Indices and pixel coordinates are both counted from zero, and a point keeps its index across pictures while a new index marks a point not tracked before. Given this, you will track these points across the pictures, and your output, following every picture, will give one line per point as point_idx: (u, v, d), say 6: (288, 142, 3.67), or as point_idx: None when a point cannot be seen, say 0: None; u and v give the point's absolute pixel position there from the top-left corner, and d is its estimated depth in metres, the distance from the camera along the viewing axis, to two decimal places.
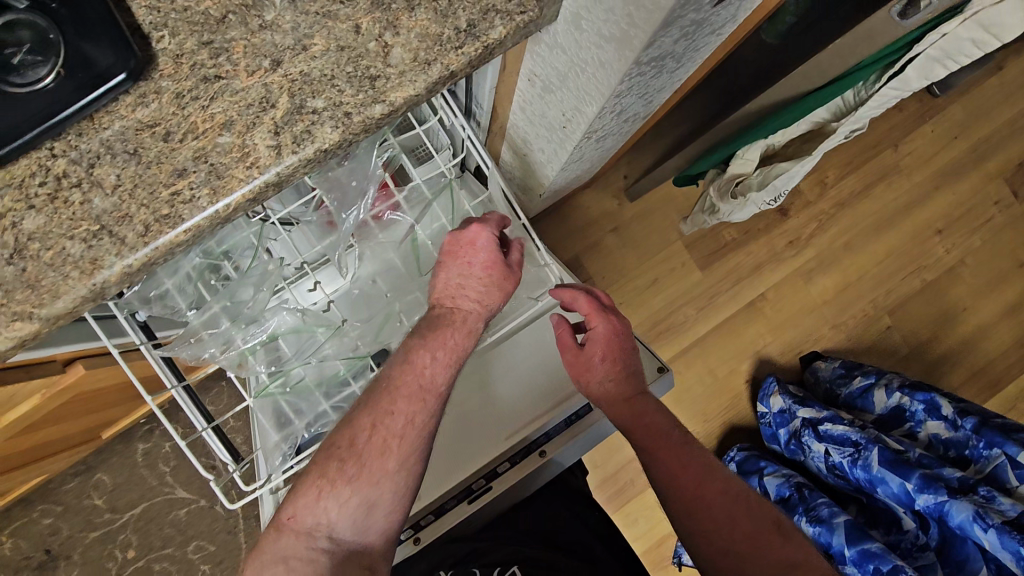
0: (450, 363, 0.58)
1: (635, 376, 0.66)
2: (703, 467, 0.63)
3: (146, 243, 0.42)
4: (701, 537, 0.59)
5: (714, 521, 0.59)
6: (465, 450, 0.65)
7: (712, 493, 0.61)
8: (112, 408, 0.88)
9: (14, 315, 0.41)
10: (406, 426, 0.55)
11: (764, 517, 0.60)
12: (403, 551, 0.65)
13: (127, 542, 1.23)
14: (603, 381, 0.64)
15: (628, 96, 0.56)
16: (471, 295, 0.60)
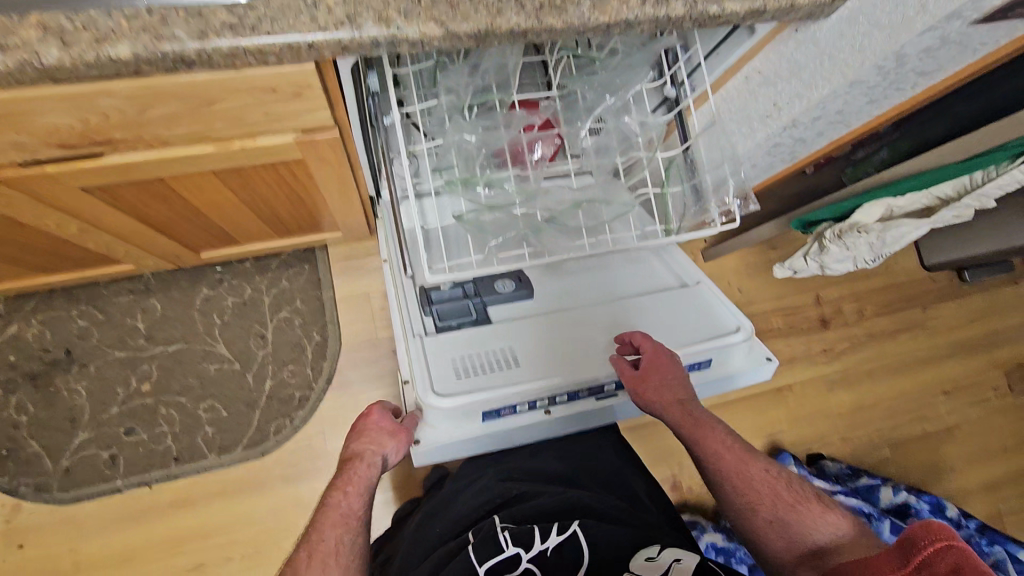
0: (359, 492, 0.71)
1: (682, 382, 0.81)
2: (739, 453, 0.77)
3: (537, 15, 0.56)
4: (748, 511, 0.73)
5: (755, 493, 0.74)
6: (595, 360, 0.85)
7: (753, 470, 0.76)
8: (262, 212, 0.96)
9: (430, 16, 0.53)
10: (337, 548, 0.65)
11: (801, 489, 0.74)
12: (535, 415, 0.84)
13: (146, 375, 1.21)
14: (657, 383, 0.79)
15: (846, 96, 0.73)
16: (368, 445, 0.76)
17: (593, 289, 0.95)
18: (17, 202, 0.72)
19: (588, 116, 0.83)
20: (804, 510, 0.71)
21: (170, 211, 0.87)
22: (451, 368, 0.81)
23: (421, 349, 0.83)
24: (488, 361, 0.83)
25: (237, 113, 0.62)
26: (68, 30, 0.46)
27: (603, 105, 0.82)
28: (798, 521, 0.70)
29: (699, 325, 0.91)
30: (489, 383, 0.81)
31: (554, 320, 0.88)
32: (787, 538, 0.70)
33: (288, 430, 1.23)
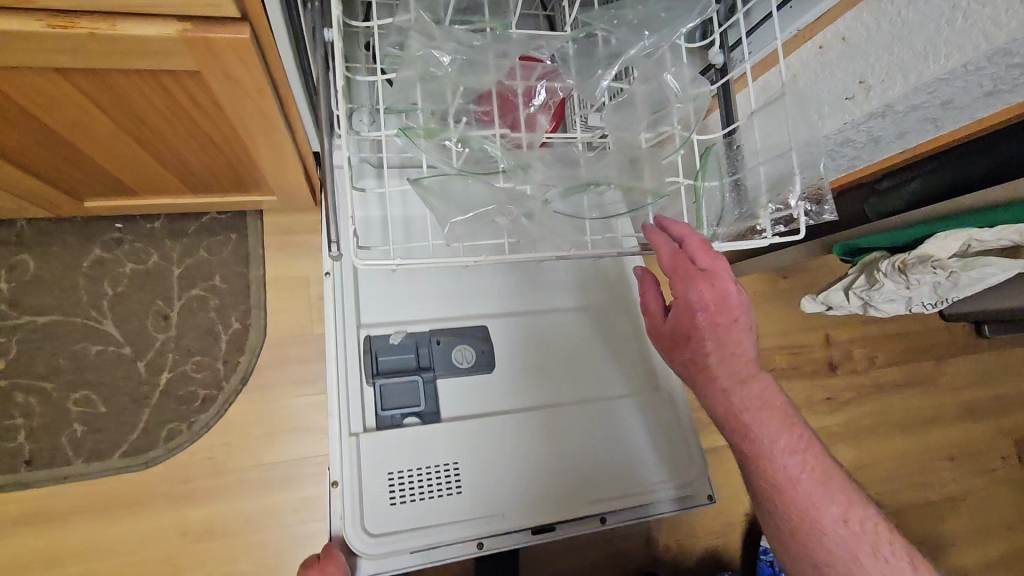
0: None
1: (723, 355, 0.59)
2: (813, 478, 0.62)
3: None
4: (799, 550, 0.62)
5: (814, 535, 0.61)
6: (535, 498, 0.81)
7: (822, 511, 0.61)
8: (158, 154, 0.71)
9: None
10: None
11: (875, 539, 0.60)
12: (466, 548, 0.78)
13: (4, 349, 0.94)
14: (687, 356, 0.60)
15: (972, 78, 0.53)
16: None
17: (556, 377, 0.89)
18: None
19: (612, 65, 0.61)
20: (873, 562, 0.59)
21: (14, 132, 0.62)
22: (387, 489, 0.77)
23: (357, 454, 0.77)
24: (427, 482, 0.78)
25: None
26: None
27: (634, 51, 0.60)
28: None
29: (652, 460, 0.85)
30: (421, 511, 0.77)
31: (504, 426, 0.83)
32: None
33: (182, 439, 0.98)
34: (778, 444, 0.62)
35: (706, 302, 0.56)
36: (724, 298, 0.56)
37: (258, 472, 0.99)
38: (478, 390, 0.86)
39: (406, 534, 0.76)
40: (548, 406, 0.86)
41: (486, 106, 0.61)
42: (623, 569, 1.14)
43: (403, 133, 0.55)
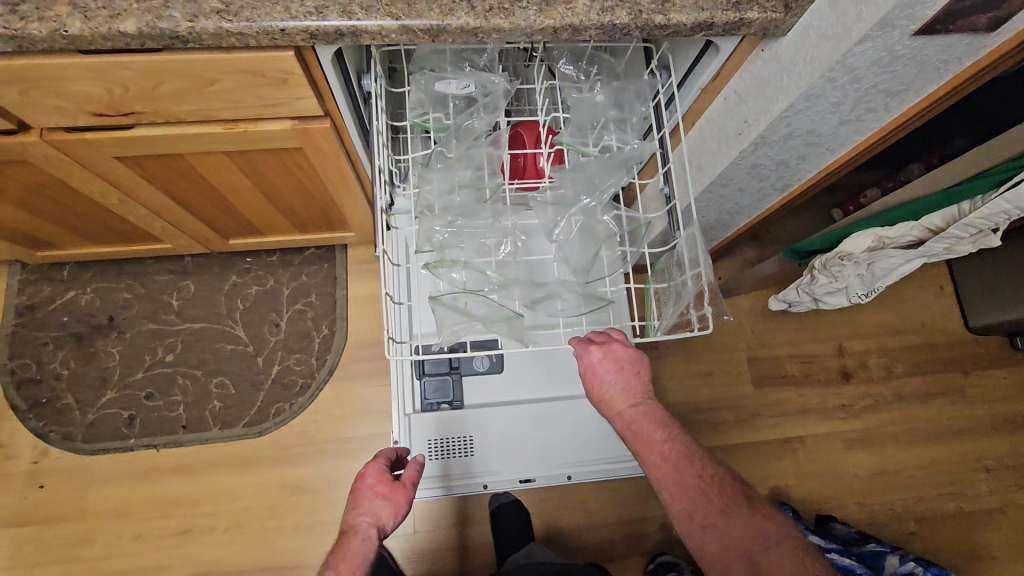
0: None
1: (626, 387, 0.80)
2: (682, 451, 0.75)
3: (486, 16, 0.62)
4: (682, 517, 0.72)
5: (688, 496, 0.72)
6: (524, 462, 1.17)
7: (691, 474, 0.73)
8: (275, 203, 1.07)
9: (389, 12, 0.61)
10: None
11: (734, 493, 0.73)
12: (475, 489, 1.18)
13: (171, 346, 1.32)
14: (600, 393, 0.80)
15: (808, 113, 0.73)
16: (363, 515, 0.77)
17: (548, 382, 1.19)
18: (67, 166, 0.85)
19: (567, 213, 0.82)
20: (740, 519, 0.70)
21: (193, 191, 0.99)
22: (427, 448, 1.15)
23: (407, 426, 1.14)
24: (454, 447, 1.16)
25: (235, 95, 0.72)
26: (90, 8, 0.57)
27: (581, 205, 0.82)
28: (731, 527, 0.70)
29: (606, 441, 1.20)
30: (449, 466, 1.16)
31: (504, 414, 1.17)
32: (717, 542, 0.70)
33: (286, 414, 1.30)
34: (654, 434, 0.76)
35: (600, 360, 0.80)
36: (614, 351, 0.81)
37: (338, 443, 1.29)
38: (491, 387, 1.18)
39: (438, 481, 1.16)
40: (538, 400, 1.18)
41: (486, 248, 0.81)
42: (639, 548, 1.30)
43: (426, 267, 0.78)
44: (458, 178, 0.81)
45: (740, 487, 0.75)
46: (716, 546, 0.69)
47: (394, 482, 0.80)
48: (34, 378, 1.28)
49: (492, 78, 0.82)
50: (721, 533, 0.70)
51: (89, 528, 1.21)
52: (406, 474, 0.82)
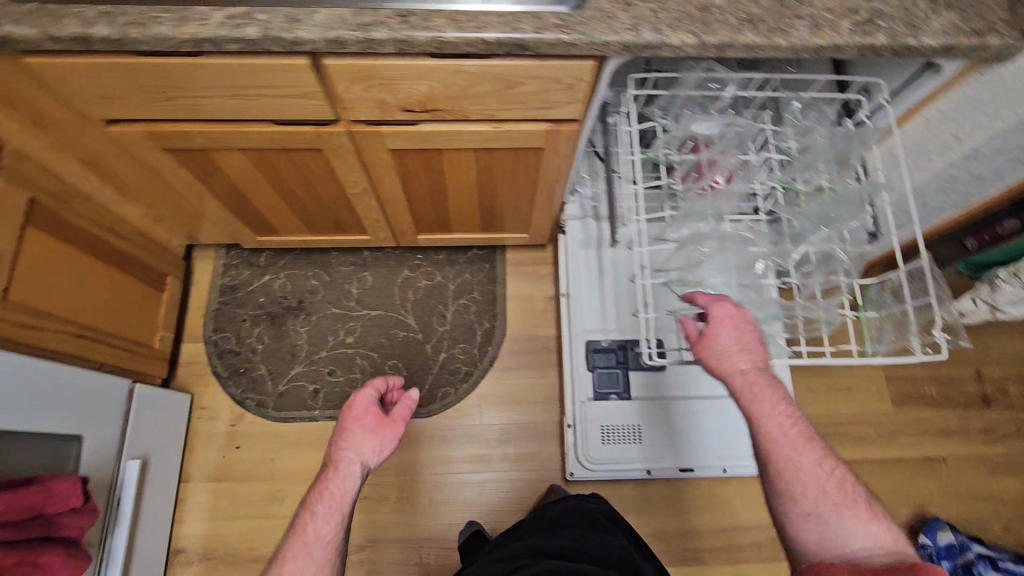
0: (326, 513, 0.83)
1: (750, 356, 0.82)
2: (801, 440, 0.79)
3: (767, 36, 0.74)
4: (787, 496, 0.78)
5: (804, 488, 0.77)
6: (686, 452, 1.24)
7: (810, 465, 0.77)
8: (482, 199, 1.21)
9: (690, 31, 0.74)
10: (319, 534, 0.82)
11: (850, 490, 0.77)
12: (639, 473, 1.24)
13: (351, 330, 1.46)
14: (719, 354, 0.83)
15: None
16: (349, 451, 0.90)
17: (710, 379, 1.25)
18: (348, 155, 1.00)
19: (799, 242, 0.93)
20: (850, 515, 0.75)
21: (425, 184, 1.13)
22: (597, 431, 1.24)
23: (580, 411, 1.24)
24: (622, 432, 1.24)
25: (523, 98, 0.86)
26: (462, 20, 0.72)
27: (815, 235, 0.92)
28: (841, 524, 0.75)
29: None
30: (617, 450, 1.23)
31: (669, 405, 1.24)
32: (817, 531, 0.76)
33: (452, 398, 1.42)
34: (773, 411, 0.80)
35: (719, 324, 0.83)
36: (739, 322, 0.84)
37: (497, 429, 1.41)
38: (657, 381, 1.25)
39: (604, 463, 1.24)
40: (702, 395, 1.25)
41: (722, 266, 0.93)
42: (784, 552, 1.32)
43: (669, 285, 0.90)
44: (697, 211, 0.93)
45: (854, 485, 0.78)
46: (813, 528, 0.76)
47: (381, 419, 0.95)
48: (234, 349, 1.43)
49: (738, 123, 0.93)
50: (828, 525, 0.75)
51: (277, 489, 1.33)
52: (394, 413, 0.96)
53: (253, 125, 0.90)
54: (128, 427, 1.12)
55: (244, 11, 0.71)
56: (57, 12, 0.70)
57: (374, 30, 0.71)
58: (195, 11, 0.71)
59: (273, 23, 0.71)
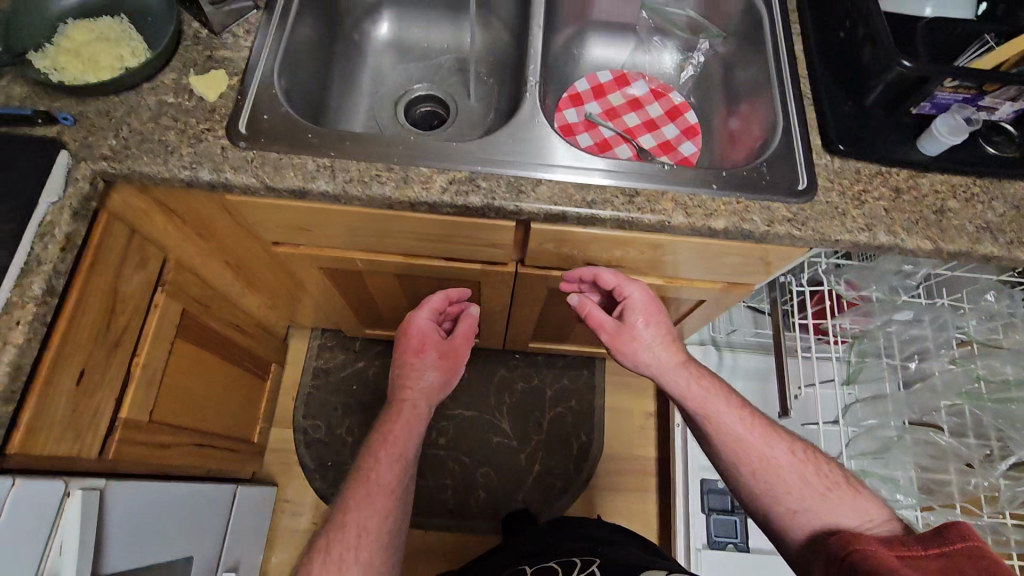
0: (389, 460, 0.78)
1: (671, 338, 0.81)
2: (760, 434, 0.77)
3: (1008, 248, 0.70)
4: (769, 496, 0.75)
5: (786, 485, 0.74)
6: None
7: (776, 454, 0.76)
8: None
9: (927, 237, 0.70)
10: (385, 477, 0.77)
11: (830, 474, 0.75)
12: None
13: (444, 430, 1.41)
14: (646, 348, 0.80)
15: None
16: (416, 389, 0.84)
17: None
18: (503, 286, 0.96)
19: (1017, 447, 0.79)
20: (840, 497, 0.72)
21: (563, 311, 1.09)
22: None
23: (698, 561, 1.16)
24: None
25: (715, 266, 0.82)
26: (691, 205, 0.69)
27: None
28: (826, 508, 0.72)
29: None
30: None
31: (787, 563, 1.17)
32: (816, 521, 0.71)
33: (545, 516, 1.35)
34: (724, 413, 0.78)
35: (635, 318, 0.80)
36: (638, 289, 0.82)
37: None
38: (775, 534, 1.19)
39: None
40: None
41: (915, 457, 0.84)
42: None
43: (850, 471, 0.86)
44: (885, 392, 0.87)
45: (822, 461, 0.76)
46: (805, 519, 0.72)
47: (443, 345, 0.86)
48: (323, 439, 1.38)
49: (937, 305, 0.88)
50: (813, 514, 0.72)
51: None
52: (457, 333, 0.88)
53: (424, 260, 0.87)
54: (229, 536, 1.06)
55: (467, 175, 0.68)
56: (277, 162, 0.67)
57: (601, 207, 0.68)
58: (415, 171, 0.68)
59: (497, 191, 0.68)
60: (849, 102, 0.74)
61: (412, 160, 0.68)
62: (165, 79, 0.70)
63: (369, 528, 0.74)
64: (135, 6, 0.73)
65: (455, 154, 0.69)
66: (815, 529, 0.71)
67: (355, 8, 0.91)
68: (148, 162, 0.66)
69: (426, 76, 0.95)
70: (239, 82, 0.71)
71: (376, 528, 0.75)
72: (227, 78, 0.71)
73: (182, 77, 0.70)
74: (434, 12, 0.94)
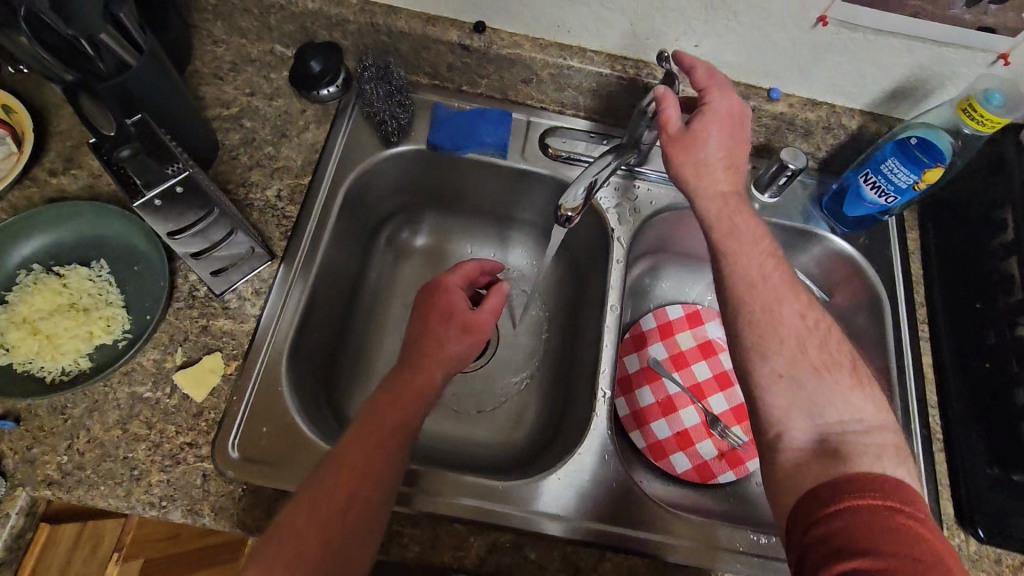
0: (377, 458, 0.45)
1: (742, 157, 0.56)
2: (789, 283, 0.51)
3: None
4: (759, 364, 0.48)
5: (779, 347, 0.48)
6: None
7: (787, 313, 0.49)
8: None
9: None
10: (349, 492, 0.43)
11: (846, 354, 0.49)
12: None
13: None
14: (703, 169, 0.55)
15: None
16: (451, 357, 0.54)
17: None
18: None
19: None
20: (838, 387, 0.46)
21: None
22: None
23: None
24: None
25: None
26: None
27: None
28: (820, 391, 0.46)
29: None
30: None
31: None
32: (799, 410, 0.46)
33: None
34: (750, 248, 0.52)
35: (712, 125, 0.55)
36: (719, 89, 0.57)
37: None
38: None
39: None
40: None
41: None
42: None
43: None
44: None
45: (838, 337, 0.50)
46: (800, 412, 0.46)
47: (486, 304, 0.58)
48: None
49: None
50: (800, 390, 0.46)
51: None
52: (488, 303, 0.59)
53: None
54: None
55: (512, 538, 0.53)
56: (270, 502, 0.52)
57: None
58: (447, 529, 0.53)
59: (547, 568, 0.52)
60: (993, 466, 0.58)
61: (442, 512, 0.53)
62: (145, 358, 0.55)
63: (343, 522, 0.42)
64: (119, 248, 0.58)
65: (501, 499, 0.54)
66: (795, 420, 0.46)
67: (393, 215, 0.76)
68: (104, 492, 0.51)
69: None
70: (238, 372, 0.56)
71: (358, 510, 0.43)
72: (222, 364, 0.56)
73: (166, 357, 0.56)
74: (485, 220, 0.79)
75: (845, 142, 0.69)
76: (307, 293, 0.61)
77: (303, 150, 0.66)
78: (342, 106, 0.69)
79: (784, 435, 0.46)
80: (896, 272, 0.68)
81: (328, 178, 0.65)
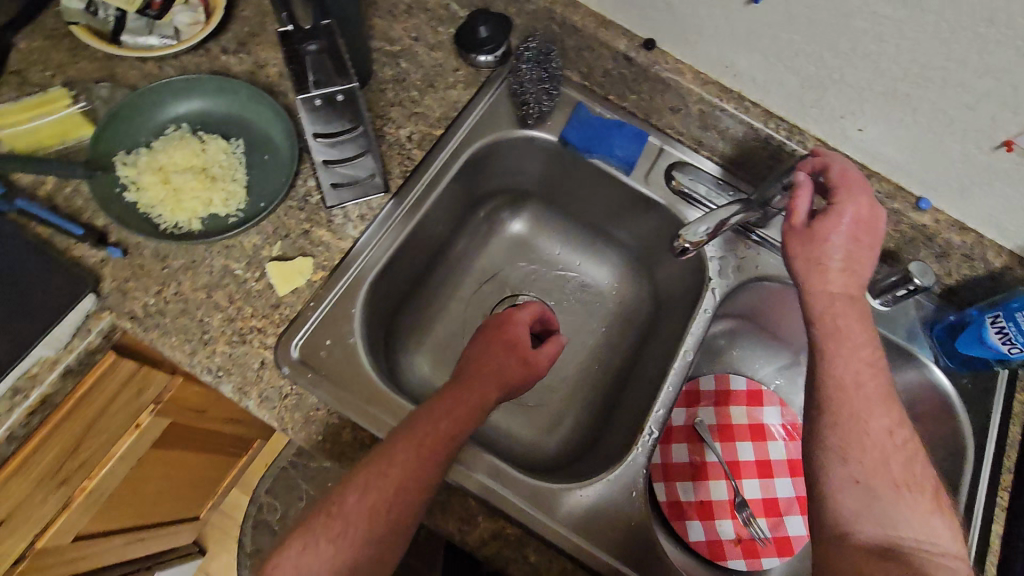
0: (425, 458, 0.46)
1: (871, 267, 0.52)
2: (886, 394, 0.47)
3: None
4: (836, 468, 0.45)
5: (862, 452, 0.45)
6: None
7: (875, 385, 0.48)
8: None
9: None
10: (400, 477, 0.45)
11: (927, 475, 0.45)
12: None
13: None
14: (828, 272, 0.51)
15: None
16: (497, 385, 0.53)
17: None
18: None
19: None
20: (912, 504, 0.44)
21: None
22: None
23: None
24: None
25: None
26: None
27: None
28: (891, 503, 0.44)
29: None
30: None
31: None
32: (868, 518, 0.43)
33: None
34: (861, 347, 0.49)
35: (838, 227, 0.51)
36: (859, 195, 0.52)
37: None
38: None
39: None
40: None
41: None
42: None
43: None
44: None
45: (923, 459, 0.46)
46: (867, 517, 0.43)
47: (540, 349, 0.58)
48: None
49: None
50: (873, 500, 0.44)
51: None
52: (545, 348, 0.58)
53: None
54: None
55: (517, 532, 0.52)
56: (309, 411, 0.53)
57: None
58: (460, 501, 0.53)
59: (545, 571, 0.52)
60: None
61: (461, 483, 0.53)
62: (247, 239, 0.58)
63: (387, 510, 0.44)
64: (259, 135, 0.62)
65: (521, 489, 0.54)
66: (862, 526, 0.43)
67: (500, 194, 0.78)
68: (173, 343, 0.54)
69: (541, 289, 0.78)
70: (322, 282, 0.58)
71: (402, 506, 0.45)
72: (310, 270, 0.58)
73: (265, 245, 0.58)
74: (584, 229, 0.79)
75: (982, 278, 0.65)
76: (404, 234, 0.63)
77: (444, 104, 0.68)
78: (492, 76, 0.71)
79: (848, 538, 0.43)
80: (990, 427, 0.63)
81: (458, 138, 0.67)
